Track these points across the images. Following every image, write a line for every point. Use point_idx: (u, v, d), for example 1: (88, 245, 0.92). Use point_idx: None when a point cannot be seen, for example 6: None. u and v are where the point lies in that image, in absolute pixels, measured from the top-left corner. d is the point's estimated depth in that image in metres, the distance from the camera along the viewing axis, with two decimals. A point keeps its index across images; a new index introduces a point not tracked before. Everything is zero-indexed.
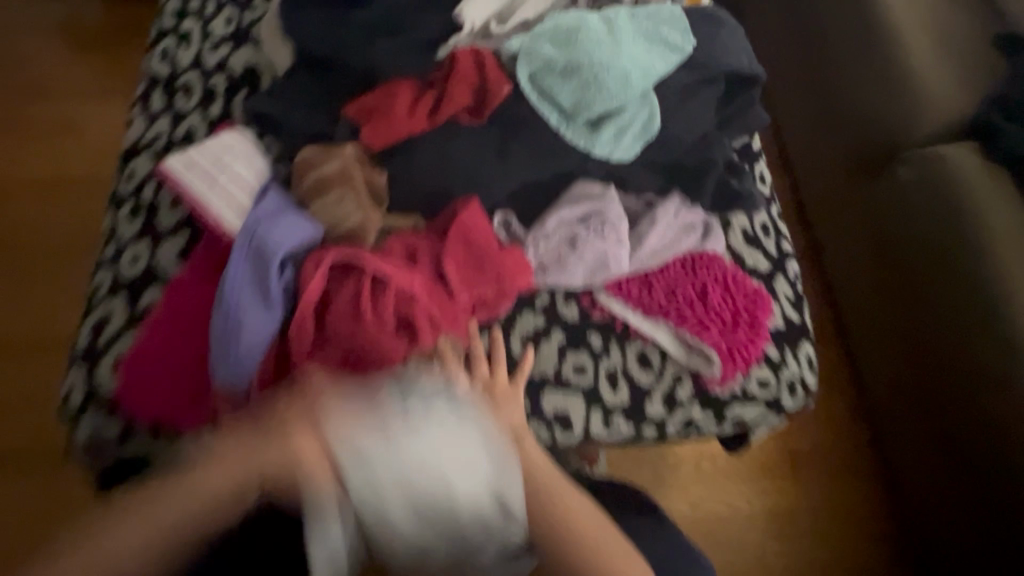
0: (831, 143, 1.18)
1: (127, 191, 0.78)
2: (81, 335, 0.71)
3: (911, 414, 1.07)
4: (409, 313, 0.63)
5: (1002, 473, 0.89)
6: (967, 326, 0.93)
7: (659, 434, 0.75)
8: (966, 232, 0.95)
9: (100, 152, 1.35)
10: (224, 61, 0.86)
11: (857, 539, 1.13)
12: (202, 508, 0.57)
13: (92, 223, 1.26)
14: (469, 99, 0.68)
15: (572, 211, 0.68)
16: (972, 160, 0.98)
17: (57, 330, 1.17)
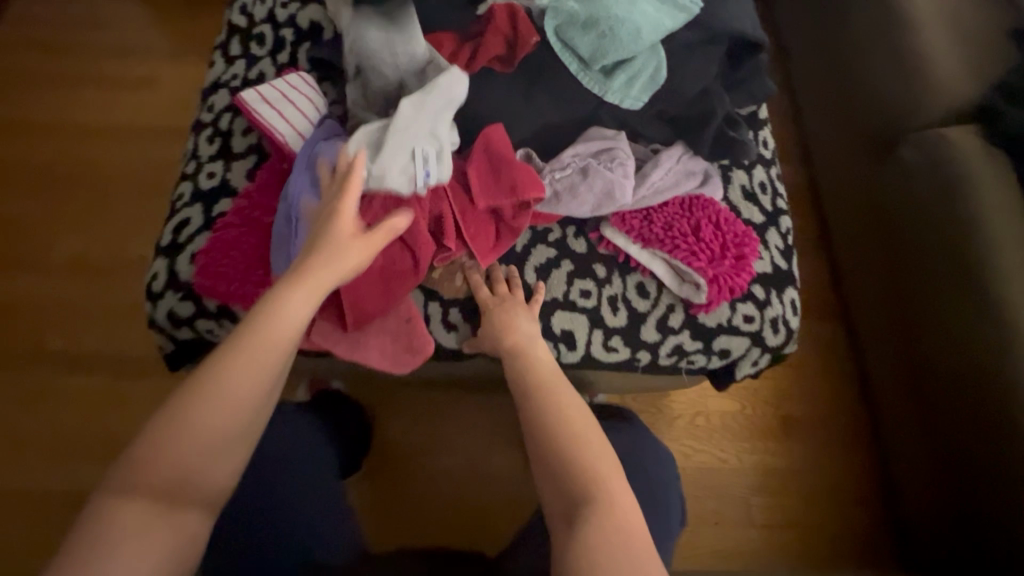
0: (846, 126, 1.24)
1: (208, 119, 0.92)
2: (164, 233, 0.85)
3: (902, 386, 1.11)
4: (440, 227, 0.77)
5: (979, 439, 0.92)
6: (956, 299, 0.97)
7: (652, 360, 0.84)
8: (963, 210, 0.98)
9: (161, 97, 1.45)
10: (292, 16, 0.99)
11: (839, 502, 1.19)
12: (223, 439, 0.55)
13: (157, 162, 1.39)
14: (501, 49, 0.78)
15: (587, 147, 0.79)
16: (974, 142, 1.02)
17: (122, 255, 1.29)
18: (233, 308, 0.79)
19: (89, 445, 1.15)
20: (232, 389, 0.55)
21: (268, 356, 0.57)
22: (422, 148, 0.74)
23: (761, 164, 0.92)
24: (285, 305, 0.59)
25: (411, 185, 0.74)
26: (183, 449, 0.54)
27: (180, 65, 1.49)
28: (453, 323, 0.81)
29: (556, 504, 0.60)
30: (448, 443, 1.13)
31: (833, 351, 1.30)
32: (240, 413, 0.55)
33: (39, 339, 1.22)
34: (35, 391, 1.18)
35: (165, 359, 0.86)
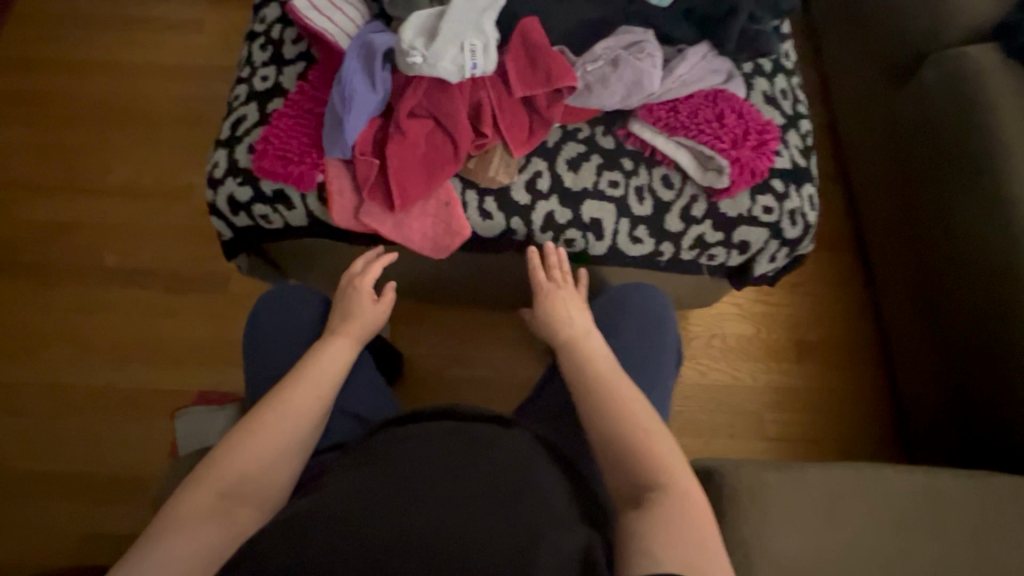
0: (867, 56, 1.26)
1: (260, 30, 0.99)
2: (222, 128, 0.92)
3: (915, 306, 1.14)
4: (479, 115, 0.82)
5: (987, 341, 0.95)
6: (968, 211, 1.00)
7: (675, 252, 0.90)
8: (979, 123, 1.01)
9: (205, 39, 1.53)
10: None
11: (848, 418, 1.25)
12: (281, 451, 0.65)
13: (201, 97, 1.46)
14: None
15: (617, 41, 0.84)
16: (994, 58, 1.05)
17: (171, 181, 1.38)
18: (288, 191, 0.86)
19: (146, 348, 1.24)
20: (293, 410, 0.66)
21: (319, 382, 0.70)
22: (472, 40, 0.75)
23: (782, 73, 0.94)
24: (333, 349, 0.73)
25: (460, 75, 0.76)
26: (251, 457, 0.63)
27: (224, 9, 1.57)
28: (488, 211, 0.85)
29: (625, 494, 0.61)
30: (475, 352, 1.20)
31: (846, 283, 1.35)
32: (296, 432, 0.66)
33: (98, 254, 1.32)
34: (95, 300, 1.28)
35: (223, 245, 0.94)
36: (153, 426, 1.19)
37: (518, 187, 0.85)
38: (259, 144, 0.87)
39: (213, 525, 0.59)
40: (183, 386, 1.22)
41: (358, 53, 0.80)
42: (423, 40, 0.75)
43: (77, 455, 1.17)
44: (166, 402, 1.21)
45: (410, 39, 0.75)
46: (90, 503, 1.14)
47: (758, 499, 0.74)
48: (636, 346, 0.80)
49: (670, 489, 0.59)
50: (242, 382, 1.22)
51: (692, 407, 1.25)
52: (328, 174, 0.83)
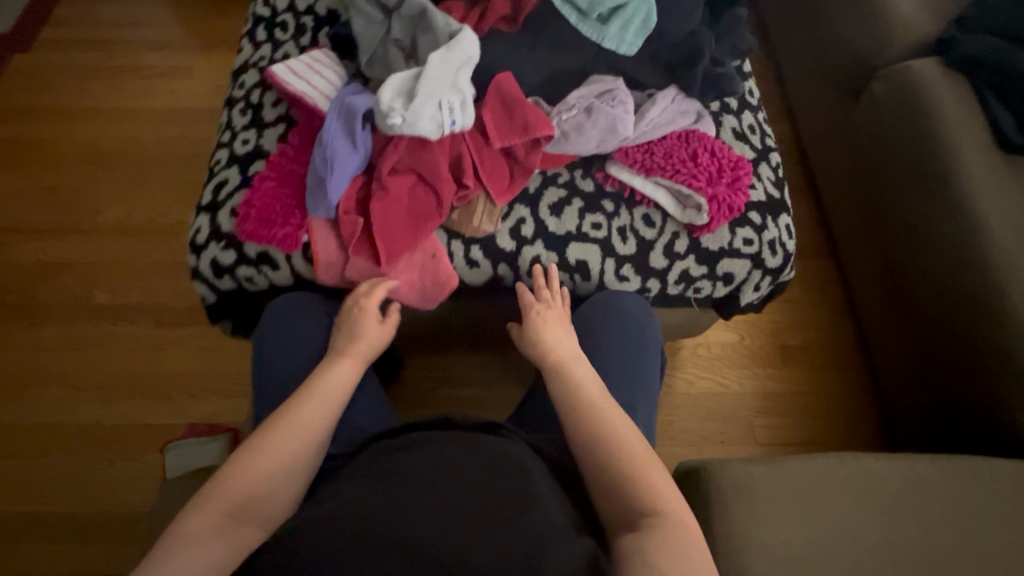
0: (825, 71, 1.33)
1: (239, 95, 1.00)
2: (204, 194, 0.92)
3: (889, 308, 1.17)
4: (460, 167, 0.83)
5: (957, 331, 0.99)
6: (929, 210, 1.05)
7: (661, 288, 0.91)
8: (929, 129, 1.07)
9: (182, 86, 1.55)
10: (312, 6, 1.08)
11: (837, 420, 1.25)
12: (288, 468, 0.62)
13: (178, 140, 1.47)
14: (506, 9, 0.87)
15: (589, 89, 0.87)
16: (936, 69, 1.12)
17: (154, 221, 1.38)
18: (272, 252, 0.86)
19: (132, 385, 1.22)
20: (299, 428, 0.64)
21: (327, 402, 0.67)
22: (450, 98, 0.77)
23: (748, 110, 0.98)
24: (340, 366, 0.71)
25: (439, 132, 0.77)
26: (258, 474, 0.61)
27: (202, 59, 1.59)
28: (474, 260, 0.86)
29: (622, 516, 0.60)
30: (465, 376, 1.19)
31: (826, 289, 1.38)
32: (303, 450, 0.64)
33: (84, 294, 1.30)
34: (81, 338, 1.27)
35: (206, 308, 0.92)
36: (137, 464, 1.16)
37: (503, 233, 0.87)
38: (242, 207, 0.87)
39: (222, 537, 0.56)
40: (170, 421, 1.19)
41: (337, 113, 0.81)
42: (402, 101, 0.76)
43: (61, 496, 1.13)
44: (150, 439, 1.18)
45: (389, 100, 0.76)
46: (73, 546, 1.10)
47: (749, 494, 0.78)
48: (617, 352, 0.80)
49: (664, 515, 0.58)
50: (229, 413, 1.20)
51: (685, 418, 1.24)
52: (313, 233, 0.83)
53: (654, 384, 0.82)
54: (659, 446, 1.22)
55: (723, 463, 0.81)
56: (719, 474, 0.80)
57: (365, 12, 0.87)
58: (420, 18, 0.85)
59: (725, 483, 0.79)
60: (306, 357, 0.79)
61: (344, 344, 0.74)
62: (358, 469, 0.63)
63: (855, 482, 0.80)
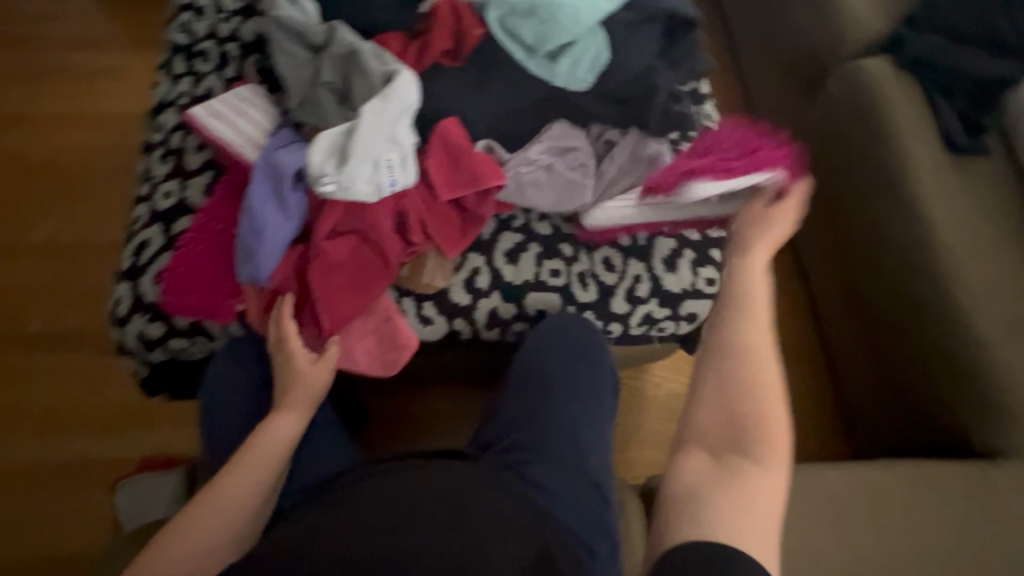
0: (779, 62, 1.29)
1: (158, 139, 0.91)
2: (124, 257, 0.83)
3: (841, 304, 1.18)
4: (405, 223, 0.78)
5: (914, 338, 0.99)
6: (884, 210, 1.04)
7: (624, 330, 0.87)
8: (884, 134, 1.06)
9: (90, 90, 1.39)
10: (236, 31, 0.98)
11: (798, 412, 1.26)
12: (221, 535, 0.61)
13: (92, 152, 1.34)
14: (449, 42, 0.81)
15: (551, 146, 0.82)
16: (887, 68, 1.10)
17: (79, 242, 1.26)
18: (205, 323, 0.79)
19: (70, 419, 1.14)
20: (226, 502, 0.62)
21: (262, 468, 0.65)
22: (388, 155, 0.72)
23: (708, 136, 0.94)
24: (278, 423, 0.68)
25: (377, 195, 0.73)
26: (190, 538, 0.60)
27: (111, 59, 1.43)
28: (427, 318, 0.81)
29: (719, 450, 0.53)
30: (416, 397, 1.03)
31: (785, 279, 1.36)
32: (237, 515, 0.62)
33: (13, 325, 1.20)
34: (15, 371, 1.17)
35: (136, 379, 0.85)
36: (87, 502, 1.09)
37: (457, 287, 0.81)
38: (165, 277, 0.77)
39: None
40: (115, 456, 1.12)
41: (266, 175, 0.74)
42: (334, 162, 0.70)
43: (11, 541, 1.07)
44: (98, 475, 1.10)
45: (320, 161, 0.70)
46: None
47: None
48: (567, 382, 0.79)
49: (758, 475, 0.50)
50: (178, 444, 1.13)
51: (652, 420, 1.23)
52: (251, 303, 0.77)
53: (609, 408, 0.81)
54: (629, 450, 1.21)
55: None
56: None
57: (290, 51, 0.80)
58: (351, 58, 0.77)
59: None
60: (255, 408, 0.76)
61: (282, 400, 0.71)
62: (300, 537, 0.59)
63: (816, 498, 0.79)
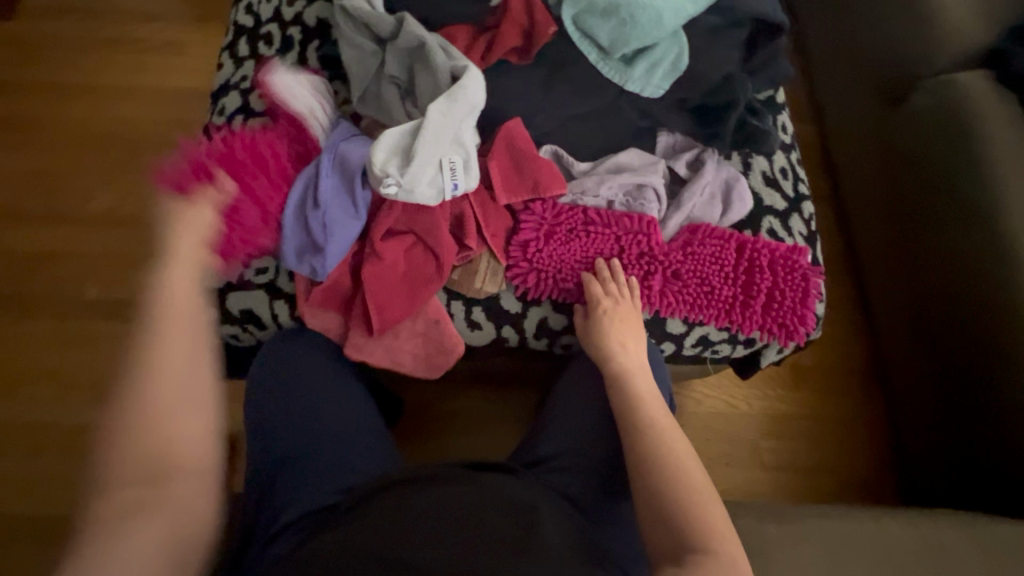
0: (859, 69, 1.21)
1: (219, 122, 0.91)
2: (182, 239, 0.84)
3: (905, 334, 1.12)
4: (462, 226, 0.76)
5: (1001, 380, 0.90)
6: (958, 237, 0.98)
7: (677, 350, 0.83)
8: (974, 153, 0.98)
9: (155, 63, 1.42)
10: (299, 14, 0.97)
11: (846, 445, 1.20)
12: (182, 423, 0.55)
13: (156, 125, 1.36)
14: (517, 39, 0.77)
15: (621, 174, 0.79)
16: (983, 85, 1.01)
17: (138, 213, 1.29)
18: (256, 310, 0.79)
19: None
20: (165, 362, 0.55)
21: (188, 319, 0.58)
22: (451, 158, 0.70)
23: (781, 150, 0.88)
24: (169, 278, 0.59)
25: (440, 198, 0.71)
26: (157, 439, 0.54)
27: (176, 34, 1.44)
28: (476, 322, 0.78)
29: (668, 543, 0.58)
30: (454, 398, 1.02)
31: (843, 303, 1.29)
32: (185, 389, 0.56)
33: (72, 289, 1.24)
34: (72, 334, 1.21)
35: None
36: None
37: (508, 294, 0.79)
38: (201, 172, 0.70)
39: (162, 511, 0.52)
40: None
41: (330, 160, 0.74)
42: (397, 163, 0.68)
43: (61, 499, 1.11)
44: None
45: (382, 162, 0.68)
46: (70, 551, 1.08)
47: (760, 551, 0.73)
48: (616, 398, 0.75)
49: (715, 551, 0.56)
50: None
51: (690, 437, 1.19)
52: (302, 294, 0.76)
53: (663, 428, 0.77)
54: None
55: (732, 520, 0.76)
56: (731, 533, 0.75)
57: (356, 42, 0.78)
58: (416, 51, 0.75)
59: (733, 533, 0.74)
60: (313, 396, 0.75)
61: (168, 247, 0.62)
62: (350, 537, 0.59)
63: (875, 547, 0.74)
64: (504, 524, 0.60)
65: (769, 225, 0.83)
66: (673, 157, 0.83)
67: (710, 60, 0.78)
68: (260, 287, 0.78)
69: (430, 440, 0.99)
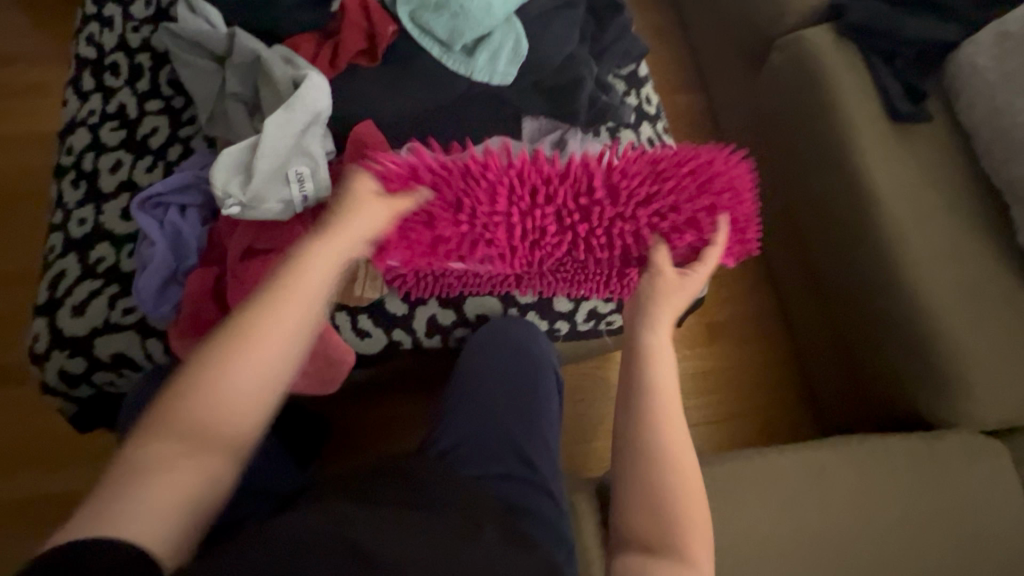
0: (725, 35, 1.26)
1: (69, 162, 0.86)
2: (41, 289, 0.79)
3: (797, 278, 1.19)
4: None
5: (869, 317, 0.99)
6: (826, 181, 1.04)
7: (571, 327, 0.86)
8: (827, 103, 1.04)
9: (15, 107, 1.32)
10: (146, 40, 0.93)
11: (763, 389, 1.27)
12: (254, 398, 0.53)
13: (25, 172, 1.28)
14: (361, 42, 0.77)
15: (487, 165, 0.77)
16: (828, 38, 1.07)
17: (17, 269, 1.21)
18: (128, 351, 0.76)
19: (21, 452, 1.10)
20: (277, 313, 0.55)
21: (309, 293, 0.56)
22: (297, 167, 0.69)
23: (647, 121, 0.92)
24: (319, 262, 0.58)
25: (290, 210, 0.69)
26: (225, 386, 0.52)
27: (35, 74, 1.35)
28: (364, 330, 0.78)
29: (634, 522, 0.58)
30: (374, 405, 1.01)
31: (746, 257, 1.36)
32: (272, 373, 0.54)
33: None
34: None
35: (68, 414, 0.82)
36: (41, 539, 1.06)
37: (392, 297, 0.80)
38: (401, 186, 0.66)
39: (196, 464, 0.50)
40: (71, 488, 1.08)
41: (187, 188, 0.75)
42: (240, 180, 0.67)
43: None
44: (57, 509, 1.07)
45: (223, 180, 0.67)
46: None
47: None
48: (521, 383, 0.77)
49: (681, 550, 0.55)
50: None
51: None
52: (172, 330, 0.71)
53: (556, 403, 0.79)
54: None
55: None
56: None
57: (194, 64, 0.77)
58: (256, 65, 0.74)
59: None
60: None
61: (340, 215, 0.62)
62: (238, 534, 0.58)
63: (770, 480, 0.79)
64: None
65: None
66: (539, 140, 0.84)
67: (553, 44, 0.82)
68: (130, 327, 0.76)
69: (349, 454, 0.98)
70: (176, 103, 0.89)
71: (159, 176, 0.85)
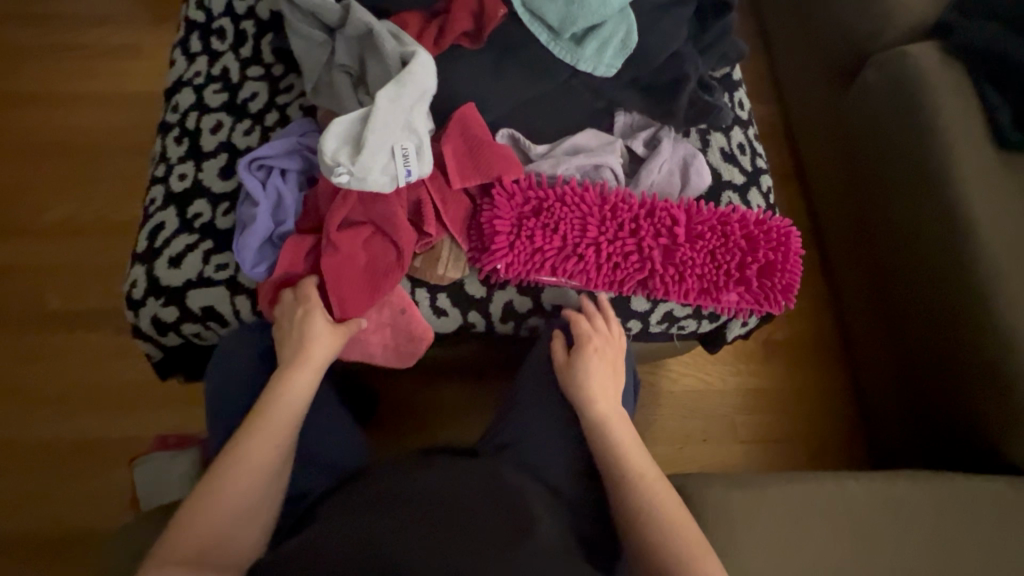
0: (816, 46, 1.22)
1: (173, 119, 0.90)
2: (139, 239, 0.83)
3: (868, 303, 1.15)
4: (421, 212, 0.76)
5: (950, 350, 0.94)
6: (914, 204, 1.00)
7: (644, 327, 0.84)
8: (926, 123, 1.00)
9: (110, 66, 1.39)
10: (251, 7, 0.96)
11: (818, 414, 1.23)
12: (258, 491, 0.61)
13: (117, 128, 1.34)
14: (468, 24, 0.77)
15: (581, 160, 0.79)
16: (932, 57, 1.03)
17: (103, 220, 1.27)
18: (218, 307, 0.79)
19: (94, 396, 1.15)
20: (267, 434, 0.62)
21: (286, 418, 0.64)
22: (404, 144, 0.70)
23: (738, 126, 0.89)
24: (291, 387, 0.66)
25: (394, 184, 0.71)
26: (225, 503, 0.59)
27: (132, 36, 1.41)
28: (441, 309, 0.78)
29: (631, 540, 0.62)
30: (431, 386, 1.03)
31: (811, 277, 1.32)
32: (274, 463, 0.62)
33: (37, 301, 1.21)
34: (42, 348, 1.19)
35: (152, 362, 0.85)
36: (103, 481, 1.11)
37: (472, 279, 0.79)
38: (508, 203, 0.76)
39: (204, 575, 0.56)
40: (138, 435, 1.13)
41: (290, 154, 0.79)
42: (348, 150, 0.68)
43: (38, 514, 1.09)
44: (122, 453, 1.12)
45: (333, 150, 0.68)
46: (51, 563, 1.07)
47: (726, 520, 0.74)
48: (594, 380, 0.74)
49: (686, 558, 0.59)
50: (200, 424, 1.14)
51: (668, 416, 1.21)
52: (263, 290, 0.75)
53: None
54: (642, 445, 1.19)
55: (701, 490, 0.76)
56: (699, 503, 0.75)
57: (304, 33, 0.78)
58: (367, 37, 0.75)
59: (701, 504, 0.75)
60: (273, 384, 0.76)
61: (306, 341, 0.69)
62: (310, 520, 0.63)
63: (839, 507, 0.76)
64: (477, 500, 0.60)
65: (730, 199, 0.84)
66: (631, 136, 0.85)
67: (661, 39, 0.81)
68: (221, 284, 0.79)
69: (401, 429, 1.00)
70: (276, 70, 0.91)
71: (256, 139, 0.87)
